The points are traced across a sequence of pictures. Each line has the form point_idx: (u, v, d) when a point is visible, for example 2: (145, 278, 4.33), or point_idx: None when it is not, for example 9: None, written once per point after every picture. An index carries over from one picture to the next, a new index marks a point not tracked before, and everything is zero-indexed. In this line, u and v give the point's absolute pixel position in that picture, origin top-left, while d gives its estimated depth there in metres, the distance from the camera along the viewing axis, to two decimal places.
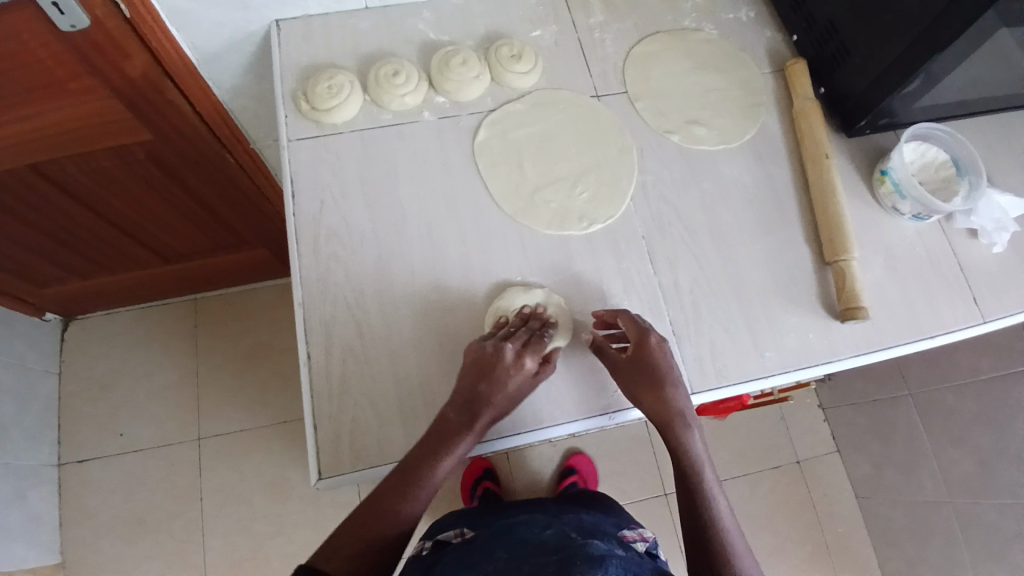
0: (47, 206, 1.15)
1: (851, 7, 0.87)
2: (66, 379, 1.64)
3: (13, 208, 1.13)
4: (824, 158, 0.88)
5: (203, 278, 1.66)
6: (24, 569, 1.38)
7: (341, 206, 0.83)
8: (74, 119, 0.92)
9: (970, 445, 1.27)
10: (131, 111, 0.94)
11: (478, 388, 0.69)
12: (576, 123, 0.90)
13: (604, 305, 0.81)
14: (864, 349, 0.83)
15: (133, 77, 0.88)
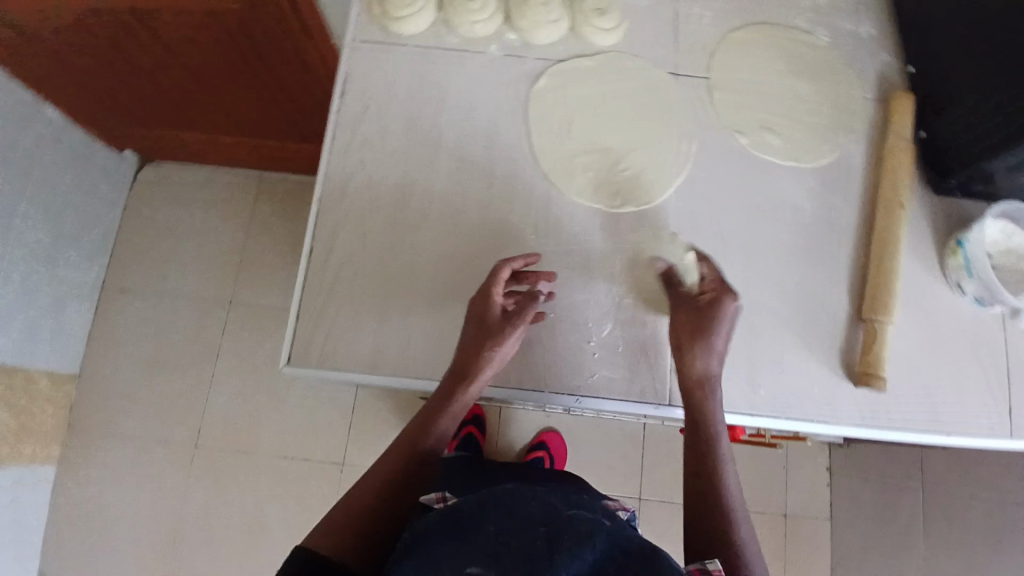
0: (139, 51, 1.21)
1: (977, 47, 0.76)
2: (130, 214, 1.77)
3: (111, 45, 1.19)
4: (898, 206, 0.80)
5: (270, 157, 1.71)
6: (43, 370, 1.54)
7: (382, 117, 0.83)
8: None
9: None
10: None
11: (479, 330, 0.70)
12: (642, 96, 0.84)
13: (607, 287, 0.78)
14: (867, 421, 0.77)
15: None
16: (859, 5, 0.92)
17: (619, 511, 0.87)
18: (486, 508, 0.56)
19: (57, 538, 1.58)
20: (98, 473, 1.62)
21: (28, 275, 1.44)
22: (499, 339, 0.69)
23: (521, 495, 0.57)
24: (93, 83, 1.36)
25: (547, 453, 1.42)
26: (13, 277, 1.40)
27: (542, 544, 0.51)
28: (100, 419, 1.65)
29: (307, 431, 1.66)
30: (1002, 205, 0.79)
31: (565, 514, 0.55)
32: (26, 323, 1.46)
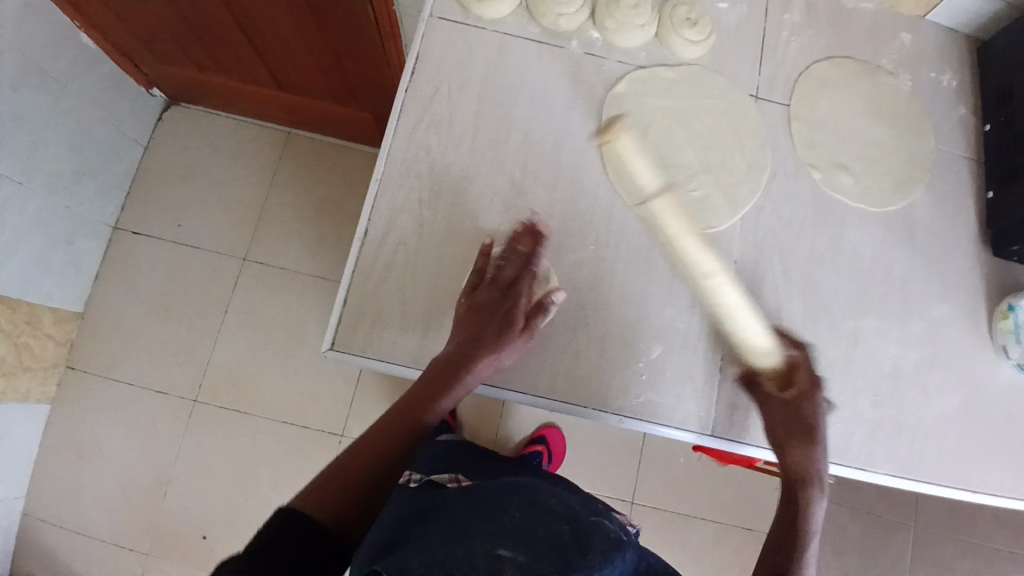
0: None
1: None
2: (150, 154, 1.72)
3: None
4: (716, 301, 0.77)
5: (304, 116, 1.67)
6: (47, 305, 1.50)
7: (452, 101, 0.80)
8: None
9: None
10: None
11: (484, 330, 0.70)
12: (719, 117, 0.82)
13: (663, 309, 0.76)
14: (897, 472, 0.77)
15: None
16: (946, 53, 0.90)
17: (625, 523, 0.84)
18: (516, 506, 0.63)
19: (47, 473, 1.55)
20: (94, 414, 1.60)
21: (45, 205, 1.40)
22: (506, 343, 0.70)
23: (550, 501, 0.65)
24: (136, 14, 1.31)
25: (546, 448, 1.42)
26: (30, 206, 1.36)
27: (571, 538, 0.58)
28: (101, 360, 1.62)
29: (311, 397, 1.64)
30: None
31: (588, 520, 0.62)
32: (37, 254, 1.42)
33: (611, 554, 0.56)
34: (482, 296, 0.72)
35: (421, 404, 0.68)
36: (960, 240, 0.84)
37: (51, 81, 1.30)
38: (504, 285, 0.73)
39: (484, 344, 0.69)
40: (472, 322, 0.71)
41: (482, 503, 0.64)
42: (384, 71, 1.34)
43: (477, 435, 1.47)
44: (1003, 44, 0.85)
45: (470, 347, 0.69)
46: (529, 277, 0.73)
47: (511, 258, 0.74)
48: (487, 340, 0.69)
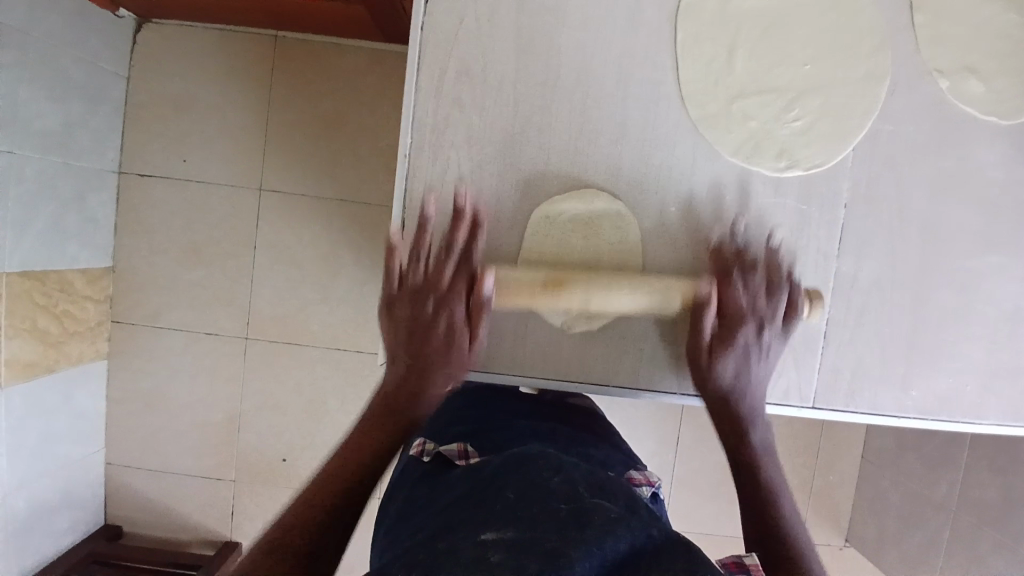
0: None
1: None
2: (135, 86, 1.52)
3: None
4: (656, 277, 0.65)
5: (288, 16, 1.38)
6: (76, 268, 1.43)
7: (488, 36, 0.65)
8: None
9: (1004, 474, 1.17)
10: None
11: (432, 333, 0.63)
12: (825, 15, 0.65)
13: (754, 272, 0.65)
14: (1013, 419, 0.70)
15: None
16: None
17: (645, 487, 0.75)
18: (511, 484, 0.60)
19: (121, 424, 1.60)
20: (151, 365, 1.59)
21: (42, 168, 1.28)
22: (448, 376, 0.65)
23: (547, 472, 0.61)
24: None
25: None
26: (27, 172, 1.25)
27: (566, 519, 0.54)
28: (144, 313, 1.58)
29: (357, 325, 1.60)
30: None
31: (588, 499, 0.57)
32: (50, 220, 1.33)
33: (610, 535, 0.52)
34: (415, 282, 0.63)
35: (394, 409, 0.64)
36: None
37: (7, 29, 1.14)
38: (438, 275, 0.63)
39: (431, 368, 0.64)
40: (410, 318, 0.63)
41: (480, 492, 0.61)
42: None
43: None
44: None
45: (421, 361, 0.64)
46: (462, 258, 0.63)
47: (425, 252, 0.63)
48: (431, 367, 0.64)
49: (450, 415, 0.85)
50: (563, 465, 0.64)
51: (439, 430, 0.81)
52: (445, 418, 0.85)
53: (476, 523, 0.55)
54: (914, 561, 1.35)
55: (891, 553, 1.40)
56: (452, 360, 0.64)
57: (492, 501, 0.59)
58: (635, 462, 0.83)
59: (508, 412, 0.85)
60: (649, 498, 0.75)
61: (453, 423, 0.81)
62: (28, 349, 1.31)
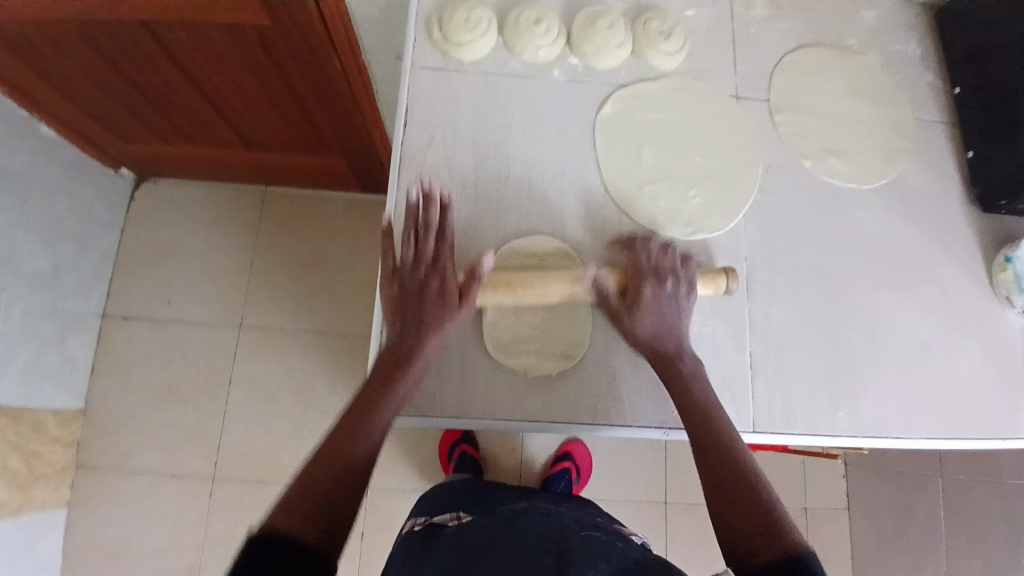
0: (143, 61, 1.03)
1: None
2: (127, 236, 1.58)
3: (108, 52, 1.01)
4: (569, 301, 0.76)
5: (276, 171, 1.52)
6: (49, 408, 1.38)
7: (450, 146, 0.83)
8: None
9: (986, 544, 1.20)
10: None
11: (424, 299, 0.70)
12: (706, 121, 0.86)
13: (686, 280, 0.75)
14: (938, 435, 0.81)
15: None
16: (905, 28, 0.98)
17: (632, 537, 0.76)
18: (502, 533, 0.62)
19: None
20: (111, 515, 1.44)
21: (31, 307, 1.30)
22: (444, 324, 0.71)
23: (539, 519, 0.63)
24: (81, 88, 1.16)
25: (573, 464, 1.34)
26: (16, 311, 1.26)
27: (553, 558, 0.56)
28: (112, 456, 1.47)
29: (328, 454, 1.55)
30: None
31: (578, 535, 0.59)
32: (31, 357, 1.31)
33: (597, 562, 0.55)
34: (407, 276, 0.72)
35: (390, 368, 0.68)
36: (940, 201, 0.91)
37: (26, 174, 1.24)
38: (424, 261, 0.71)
39: (427, 325, 0.70)
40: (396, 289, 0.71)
41: (469, 551, 0.62)
42: (363, 142, 1.29)
43: (498, 465, 1.39)
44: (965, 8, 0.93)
45: (412, 328, 0.70)
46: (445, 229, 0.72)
47: (415, 226, 0.72)
48: (426, 328, 0.70)
49: (443, 500, 0.86)
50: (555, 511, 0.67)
51: (432, 507, 0.84)
52: (437, 502, 0.86)
53: None
54: None
55: None
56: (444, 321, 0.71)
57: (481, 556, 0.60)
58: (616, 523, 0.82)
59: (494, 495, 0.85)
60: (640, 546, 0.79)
61: (444, 506, 0.82)
62: None
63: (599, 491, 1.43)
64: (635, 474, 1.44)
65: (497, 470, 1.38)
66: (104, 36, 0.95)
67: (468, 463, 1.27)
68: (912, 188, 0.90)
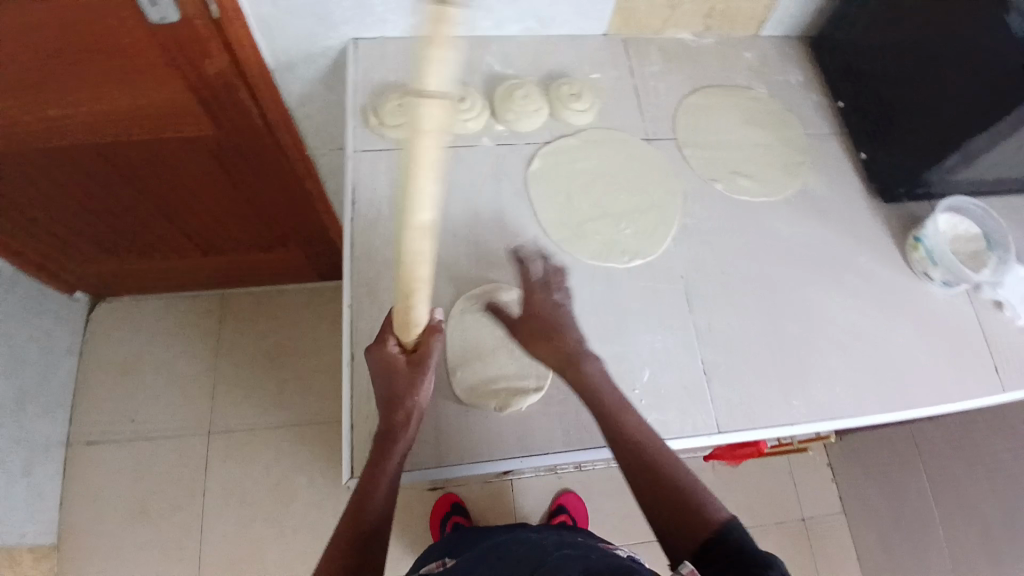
0: (91, 180, 1.06)
1: (901, 83, 0.97)
2: (87, 359, 1.54)
3: (57, 177, 1.04)
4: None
5: (234, 275, 1.53)
6: (20, 544, 1.28)
7: (398, 217, 0.90)
8: (143, 111, 0.90)
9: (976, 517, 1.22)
10: (193, 101, 0.90)
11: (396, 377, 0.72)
12: (624, 163, 0.97)
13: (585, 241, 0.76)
14: (890, 408, 0.87)
15: (209, 77, 0.86)
16: (784, 62, 1.13)
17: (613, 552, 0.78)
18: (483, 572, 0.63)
19: None
20: None
21: None
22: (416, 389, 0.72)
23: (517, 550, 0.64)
24: (34, 218, 1.16)
25: (569, 515, 1.35)
26: None
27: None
28: None
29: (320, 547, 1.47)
30: (949, 201, 0.98)
31: (552, 555, 0.60)
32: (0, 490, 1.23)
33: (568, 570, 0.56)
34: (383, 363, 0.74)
35: (381, 446, 0.71)
36: (844, 202, 1.02)
37: None
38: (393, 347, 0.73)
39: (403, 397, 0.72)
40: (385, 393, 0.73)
41: None
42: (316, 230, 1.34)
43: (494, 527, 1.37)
44: (832, 37, 1.09)
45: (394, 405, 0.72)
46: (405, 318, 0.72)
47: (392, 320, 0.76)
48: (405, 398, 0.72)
49: (430, 553, 0.85)
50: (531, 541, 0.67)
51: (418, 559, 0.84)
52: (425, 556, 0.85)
53: None
54: None
55: None
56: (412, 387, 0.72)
57: None
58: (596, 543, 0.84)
59: (480, 535, 0.85)
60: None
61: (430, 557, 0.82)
62: None
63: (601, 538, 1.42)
64: (631, 512, 1.45)
65: None
66: (57, 162, 0.99)
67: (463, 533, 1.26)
68: (815, 194, 1.02)
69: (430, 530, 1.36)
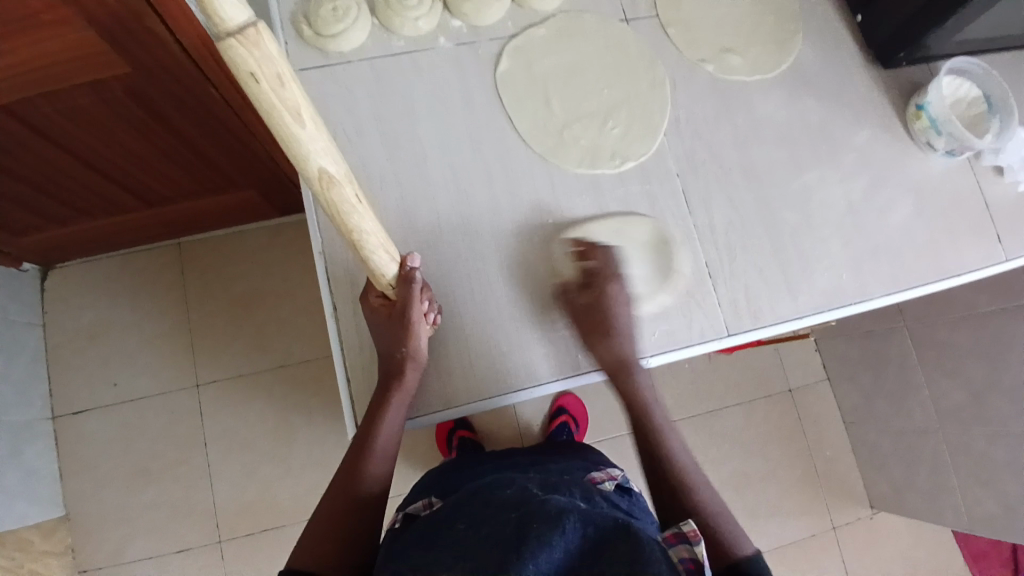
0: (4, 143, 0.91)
1: None
2: (51, 331, 1.41)
3: None
4: (315, 171, 0.43)
5: (188, 224, 1.40)
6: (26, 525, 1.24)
7: (356, 145, 0.79)
8: (48, 58, 0.76)
9: (960, 373, 1.26)
10: (95, 39, 0.75)
11: (390, 325, 0.69)
12: (603, 52, 0.86)
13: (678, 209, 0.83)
14: (892, 289, 0.85)
15: (110, 3, 0.71)
16: None
17: (608, 482, 0.76)
18: (460, 515, 0.54)
19: None
20: None
21: None
22: (408, 338, 0.68)
23: (498, 491, 0.55)
24: None
25: (570, 417, 1.35)
26: None
27: (514, 534, 0.47)
28: (105, 554, 1.34)
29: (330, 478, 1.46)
30: (955, 63, 0.90)
31: (538, 498, 0.51)
32: None
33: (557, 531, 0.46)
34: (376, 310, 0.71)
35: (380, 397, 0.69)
36: (840, 70, 0.93)
37: None
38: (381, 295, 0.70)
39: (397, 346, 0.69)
40: (382, 345, 0.70)
41: (427, 534, 0.54)
42: (267, 166, 1.22)
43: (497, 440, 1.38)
44: None
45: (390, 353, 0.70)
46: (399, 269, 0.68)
47: None
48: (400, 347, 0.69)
49: (417, 492, 0.81)
50: (517, 482, 0.58)
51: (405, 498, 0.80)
52: (413, 495, 0.80)
53: (419, 554, 0.51)
54: (935, 490, 1.37)
55: (917, 494, 1.40)
56: (403, 337, 0.68)
57: (441, 536, 0.53)
58: (594, 467, 0.82)
59: (477, 467, 0.83)
60: (614, 492, 0.75)
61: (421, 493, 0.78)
62: None
63: (602, 435, 1.45)
64: (629, 405, 1.47)
65: (499, 444, 1.37)
66: None
67: (468, 448, 1.25)
68: (809, 63, 0.93)
69: (435, 449, 1.36)
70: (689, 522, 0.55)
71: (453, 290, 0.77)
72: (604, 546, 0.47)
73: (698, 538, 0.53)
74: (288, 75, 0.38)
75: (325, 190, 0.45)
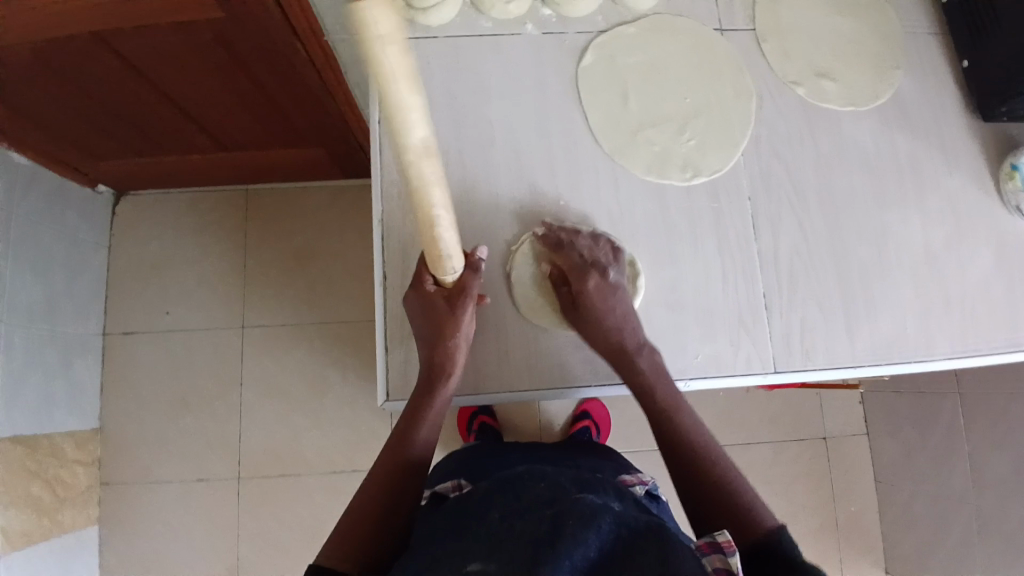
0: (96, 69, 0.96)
1: None
2: (116, 254, 1.49)
3: (61, 69, 0.95)
4: (413, 142, 0.43)
5: (255, 172, 1.45)
6: (64, 432, 1.31)
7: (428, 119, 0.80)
8: None
9: (1011, 449, 1.18)
10: None
11: (435, 316, 0.69)
12: (692, 59, 0.84)
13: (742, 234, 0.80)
14: (956, 351, 0.80)
15: None
16: None
17: (638, 487, 0.75)
18: (493, 508, 0.53)
19: None
20: (140, 537, 1.38)
21: (29, 339, 1.22)
22: (456, 326, 0.69)
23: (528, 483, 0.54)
24: (36, 110, 1.06)
25: (593, 422, 1.34)
26: (14, 343, 1.18)
27: (546, 532, 0.46)
28: (133, 471, 1.41)
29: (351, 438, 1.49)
30: None
31: (568, 497, 0.50)
32: (39, 387, 1.24)
33: (587, 532, 0.45)
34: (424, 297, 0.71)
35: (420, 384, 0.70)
36: (939, 112, 0.88)
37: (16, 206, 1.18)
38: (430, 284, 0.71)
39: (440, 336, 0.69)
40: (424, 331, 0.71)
41: (461, 524, 0.53)
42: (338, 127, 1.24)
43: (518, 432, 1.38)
44: None
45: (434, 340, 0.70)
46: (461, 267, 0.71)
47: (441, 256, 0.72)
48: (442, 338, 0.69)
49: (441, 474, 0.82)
50: (548, 475, 0.57)
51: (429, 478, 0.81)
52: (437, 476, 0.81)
53: (454, 546, 0.50)
54: (963, 563, 1.30)
55: (943, 565, 1.33)
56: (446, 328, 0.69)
57: (474, 525, 0.52)
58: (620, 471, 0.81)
59: (499, 455, 0.83)
60: (644, 499, 0.73)
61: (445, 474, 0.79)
62: (21, 520, 1.20)
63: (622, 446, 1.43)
64: None
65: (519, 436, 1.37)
66: (56, 50, 0.89)
67: (488, 434, 1.26)
68: (908, 100, 0.87)
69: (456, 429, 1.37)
70: (722, 531, 0.52)
71: (501, 277, 0.77)
72: (635, 550, 0.45)
73: (733, 549, 0.50)
74: (396, 36, 0.38)
75: (417, 161, 0.45)
